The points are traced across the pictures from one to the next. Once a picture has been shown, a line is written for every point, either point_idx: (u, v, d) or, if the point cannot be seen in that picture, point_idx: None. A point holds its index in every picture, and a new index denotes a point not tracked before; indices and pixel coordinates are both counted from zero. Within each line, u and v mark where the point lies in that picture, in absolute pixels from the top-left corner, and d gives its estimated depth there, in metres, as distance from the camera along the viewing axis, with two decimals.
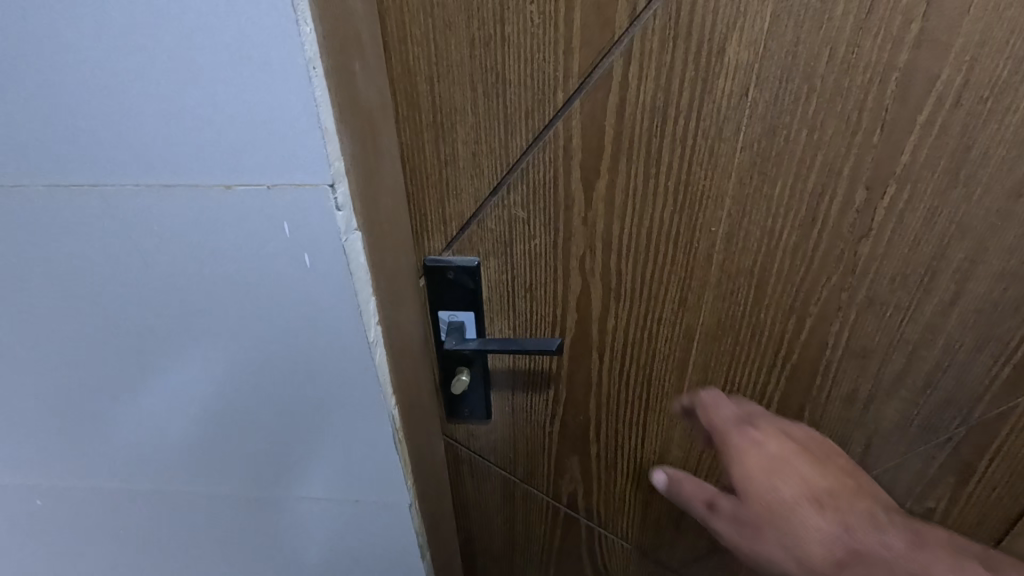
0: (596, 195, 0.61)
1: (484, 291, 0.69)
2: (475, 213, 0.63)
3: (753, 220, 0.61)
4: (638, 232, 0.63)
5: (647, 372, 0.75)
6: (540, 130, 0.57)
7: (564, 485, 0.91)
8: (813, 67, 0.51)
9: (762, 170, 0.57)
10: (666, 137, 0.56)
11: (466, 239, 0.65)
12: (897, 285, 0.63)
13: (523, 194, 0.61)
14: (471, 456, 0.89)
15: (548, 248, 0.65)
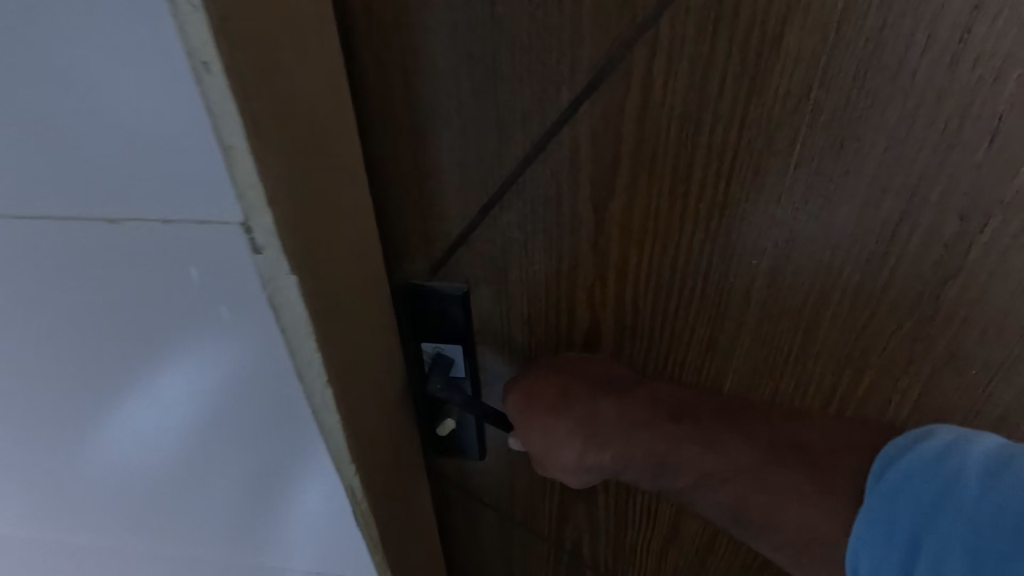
0: (609, 216, 0.49)
1: (474, 323, 0.60)
2: (463, 233, 0.52)
3: (806, 252, 0.49)
4: (659, 263, 0.52)
5: None
6: (542, 137, 0.46)
7: (569, 533, 0.81)
8: (902, 60, 0.38)
9: (822, 193, 0.45)
10: (700, 148, 0.44)
11: (452, 265, 0.55)
12: (988, 337, 0.50)
13: (520, 214, 0.51)
14: (465, 495, 0.80)
15: (550, 275, 0.55)
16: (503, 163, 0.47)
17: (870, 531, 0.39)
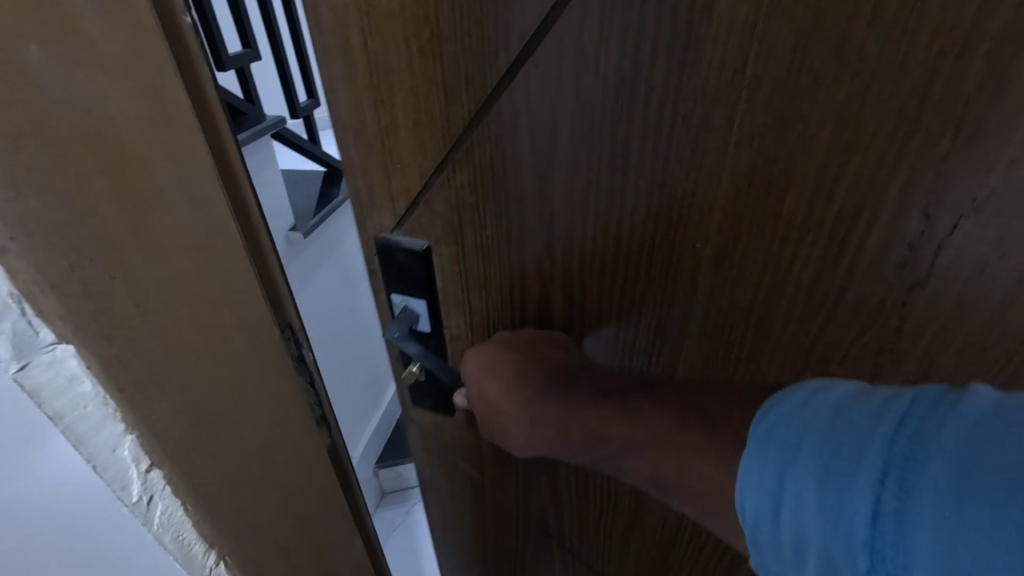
0: (551, 186, 0.49)
1: (435, 283, 0.62)
2: (421, 191, 0.55)
3: (752, 241, 0.46)
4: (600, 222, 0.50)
5: None
6: (485, 101, 0.47)
7: (537, 503, 0.83)
8: (848, 32, 0.35)
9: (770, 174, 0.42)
10: (635, 120, 0.43)
11: (415, 222, 0.58)
12: (967, 362, 0.44)
13: (470, 176, 0.52)
14: (440, 451, 0.84)
15: (501, 242, 0.55)
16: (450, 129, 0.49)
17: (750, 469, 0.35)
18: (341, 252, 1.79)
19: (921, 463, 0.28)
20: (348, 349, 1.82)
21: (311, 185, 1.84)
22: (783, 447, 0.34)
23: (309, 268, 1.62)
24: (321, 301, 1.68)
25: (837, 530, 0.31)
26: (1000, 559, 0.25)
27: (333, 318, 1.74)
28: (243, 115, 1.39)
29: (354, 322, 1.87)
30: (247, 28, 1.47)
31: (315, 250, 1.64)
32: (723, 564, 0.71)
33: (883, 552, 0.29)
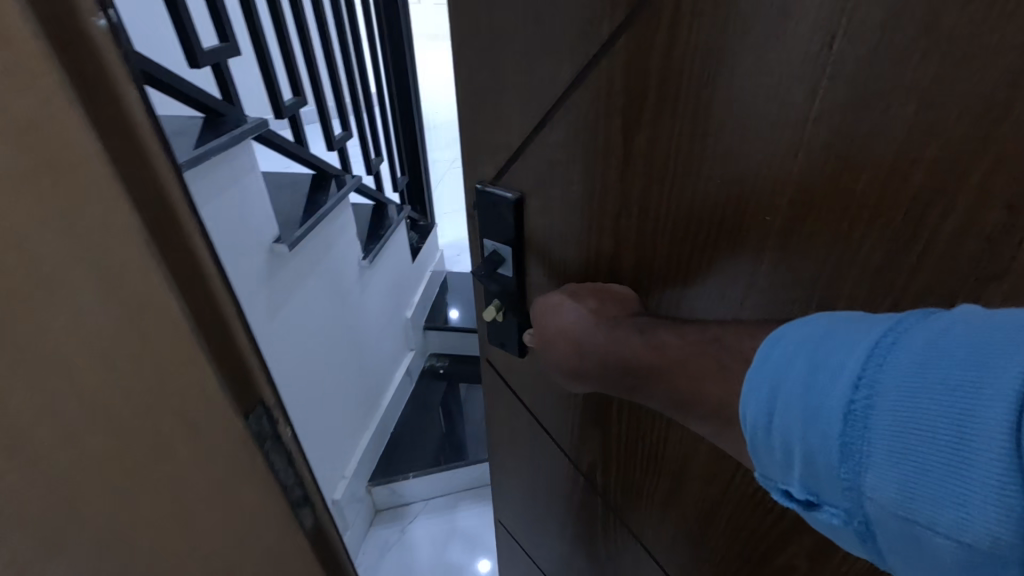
0: (636, 148, 0.53)
1: (524, 233, 0.67)
2: (521, 145, 0.60)
3: (820, 214, 0.46)
4: (670, 176, 0.53)
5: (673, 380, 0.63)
6: (587, 66, 0.51)
7: (587, 456, 0.83)
8: (940, 11, 0.35)
9: (852, 140, 0.42)
10: (720, 92, 0.46)
11: (514, 171, 0.63)
12: None
13: (566, 136, 0.56)
14: (505, 389, 0.87)
15: (584, 199, 0.60)
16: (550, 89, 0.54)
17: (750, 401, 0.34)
18: (326, 272, 1.45)
19: (887, 368, 0.28)
20: (344, 374, 1.58)
21: (302, 189, 1.48)
22: (772, 369, 0.33)
23: (298, 296, 1.33)
24: (304, 338, 1.37)
25: (811, 427, 0.30)
26: (950, 434, 0.25)
27: (319, 343, 1.44)
28: (218, 119, 1.10)
29: (348, 339, 1.59)
30: (226, 25, 1.13)
31: (293, 277, 1.31)
32: (762, 549, 0.67)
33: (849, 442, 0.28)
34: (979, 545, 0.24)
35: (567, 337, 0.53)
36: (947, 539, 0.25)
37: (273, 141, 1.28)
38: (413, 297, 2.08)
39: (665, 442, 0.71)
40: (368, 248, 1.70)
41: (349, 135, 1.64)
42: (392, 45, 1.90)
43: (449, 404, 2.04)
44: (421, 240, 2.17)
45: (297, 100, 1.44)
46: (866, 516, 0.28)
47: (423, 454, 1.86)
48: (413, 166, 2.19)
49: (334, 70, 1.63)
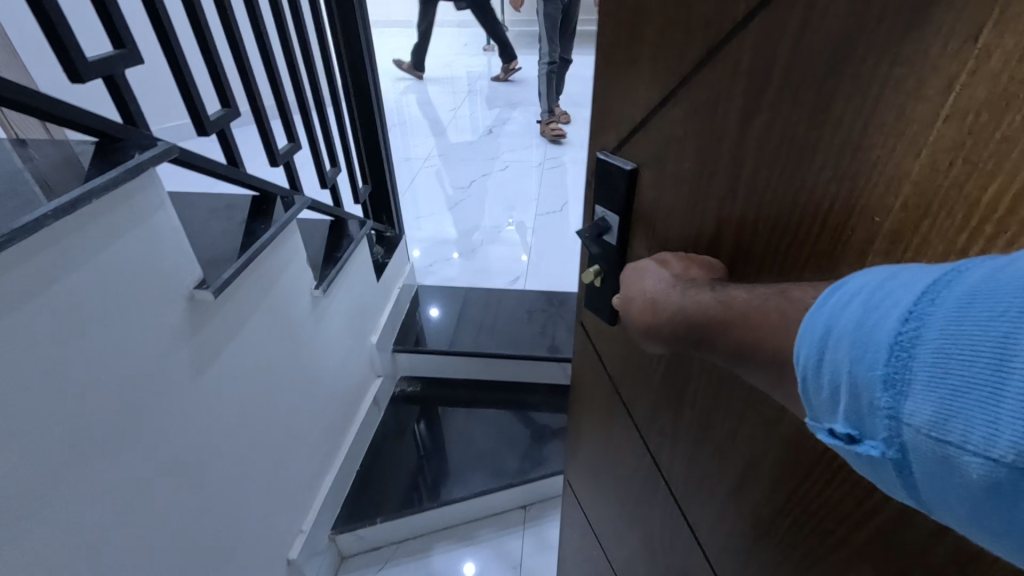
0: (748, 138, 0.40)
1: (632, 207, 0.54)
2: (644, 120, 0.49)
3: (939, 235, 0.30)
4: (771, 153, 0.38)
5: (731, 427, 0.47)
6: (719, 43, 0.39)
7: (653, 441, 0.61)
8: None
9: (1005, 96, 0.25)
10: (849, 77, 0.32)
11: (640, 139, 0.50)
12: None
13: (686, 113, 0.44)
14: (589, 353, 0.71)
15: (688, 187, 0.47)
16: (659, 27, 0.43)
17: (796, 359, 0.26)
18: (263, 307, 0.98)
19: (942, 298, 0.20)
20: (298, 425, 1.14)
21: (235, 215, 1.02)
22: (818, 323, 0.25)
23: (223, 336, 0.87)
24: (204, 411, 0.84)
25: (853, 360, 0.23)
26: (998, 346, 0.19)
27: (235, 416, 0.92)
28: (115, 146, 0.69)
29: (295, 375, 1.11)
30: (119, 25, 0.69)
31: (219, 331, 0.86)
32: None
33: (890, 369, 0.21)
34: (1012, 461, 0.18)
35: (642, 301, 0.39)
36: (978, 459, 0.19)
37: (197, 164, 0.82)
38: (377, 321, 1.54)
39: (741, 437, 0.46)
40: (321, 268, 1.22)
41: (296, 148, 1.16)
42: (343, 25, 1.28)
43: (428, 427, 1.58)
44: (387, 257, 1.59)
45: (225, 113, 0.93)
46: (900, 445, 0.22)
47: (395, 486, 1.43)
48: (377, 174, 1.55)
49: (272, 71, 1.07)
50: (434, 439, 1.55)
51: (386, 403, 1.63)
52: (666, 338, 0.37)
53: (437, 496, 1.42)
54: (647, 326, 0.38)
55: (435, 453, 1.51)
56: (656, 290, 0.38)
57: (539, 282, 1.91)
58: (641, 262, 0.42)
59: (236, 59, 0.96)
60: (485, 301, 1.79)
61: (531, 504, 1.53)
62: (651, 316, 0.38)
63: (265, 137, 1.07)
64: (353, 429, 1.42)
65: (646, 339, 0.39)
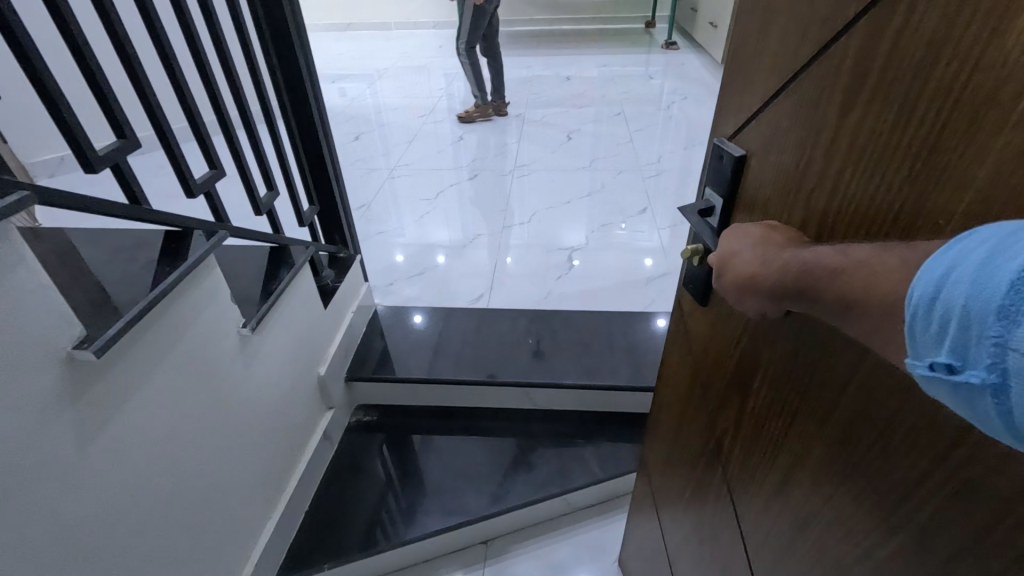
0: (841, 146, 0.36)
1: (740, 182, 0.49)
2: (758, 111, 0.45)
3: None
4: (860, 146, 0.34)
5: (795, 407, 0.45)
6: (833, 38, 0.36)
7: (721, 425, 0.59)
8: None
9: None
10: (953, 84, 0.28)
11: (754, 125, 0.46)
12: None
13: (789, 110, 0.41)
14: (679, 335, 0.68)
15: (779, 191, 0.43)
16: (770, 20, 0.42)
17: (912, 298, 0.27)
18: (188, 342, 0.77)
19: None
20: (247, 477, 0.92)
21: (140, 255, 0.79)
22: (939, 267, 0.26)
23: (127, 390, 0.67)
24: (112, 484, 0.65)
25: (970, 295, 0.24)
26: None
27: (159, 468, 0.72)
28: None
29: (242, 416, 0.91)
30: None
31: (119, 388, 0.65)
32: None
33: (1008, 301, 0.23)
34: None
35: (746, 263, 0.40)
36: None
37: (75, 204, 0.61)
38: (326, 350, 1.22)
39: (805, 416, 0.44)
40: (254, 301, 0.97)
41: (218, 176, 0.91)
42: (269, 18, 1.02)
43: (396, 448, 1.28)
44: (339, 282, 1.29)
45: (122, 146, 0.73)
46: (1002, 370, 0.23)
47: (355, 515, 1.14)
48: (323, 194, 1.28)
49: (175, 74, 0.83)
50: (404, 459, 1.26)
51: (340, 434, 1.30)
52: (761, 295, 0.39)
53: (399, 532, 1.11)
54: (736, 295, 0.42)
55: (406, 476, 1.22)
56: (746, 256, 0.40)
57: (501, 300, 1.65)
58: (740, 229, 0.43)
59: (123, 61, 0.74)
60: (463, 317, 1.46)
61: (495, 538, 1.19)
62: (741, 284, 0.41)
63: (176, 166, 0.83)
64: (299, 471, 1.10)
65: (738, 303, 0.42)
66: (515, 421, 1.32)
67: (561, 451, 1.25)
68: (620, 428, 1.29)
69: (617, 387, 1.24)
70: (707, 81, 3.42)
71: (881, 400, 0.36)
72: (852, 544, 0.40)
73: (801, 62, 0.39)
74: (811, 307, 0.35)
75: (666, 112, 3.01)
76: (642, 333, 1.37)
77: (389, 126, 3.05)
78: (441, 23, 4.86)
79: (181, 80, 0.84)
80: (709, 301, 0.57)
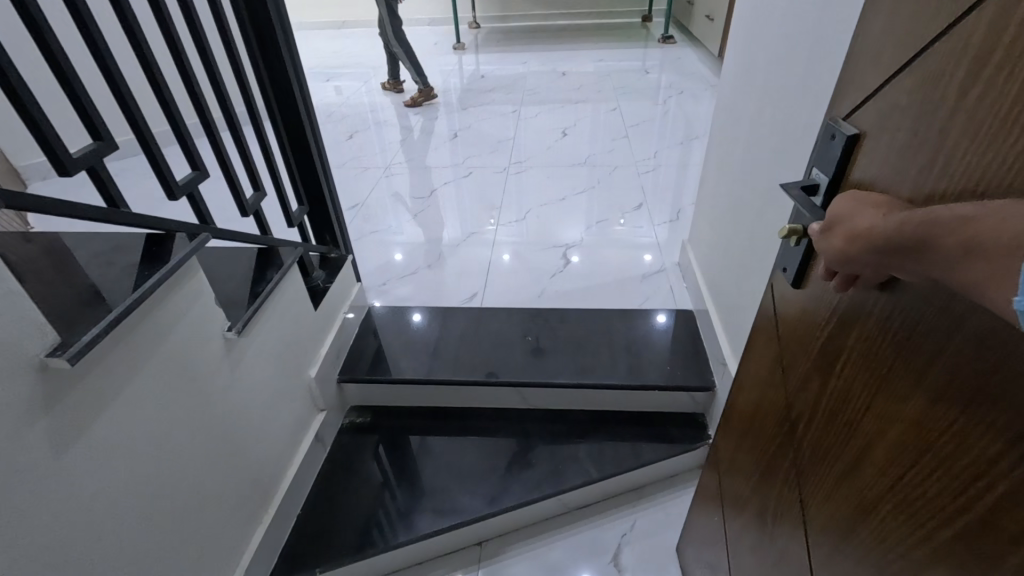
0: (988, 116, 0.31)
1: (852, 154, 0.43)
2: (880, 85, 0.40)
3: None
4: (993, 117, 0.30)
5: (877, 388, 0.41)
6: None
7: (798, 408, 0.54)
8: None
9: None
10: None
11: (874, 102, 0.41)
12: None
13: (923, 79, 0.36)
14: (765, 319, 0.63)
15: (895, 170, 0.38)
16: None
17: None
18: (176, 338, 0.73)
19: None
20: (238, 482, 0.88)
21: (120, 256, 0.73)
22: None
23: (102, 400, 0.62)
24: (88, 500, 0.60)
25: None
26: None
27: (149, 472, 0.69)
28: None
29: (231, 421, 0.85)
30: None
31: (94, 399, 0.61)
32: None
33: None
34: None
35: (852, 234, 0.36)
36: None
37: (42, 208, 0.56)
38: (316, 353, 1.15)
39: (882, 395, 0.40)
40: (240, 303, 0.89)
41: (202, 176, 0.81)
42: (249, 6, 0.95)
43: (393, 447, 1.22)
44: (330, 282, 1.21)
45: (96, 146, 0.63)
46: None
47: (348, 517, 1.10)
48: (313, 192, 1.20)
49: (149, 62, 0.72)
50: (404, 456, 1.20)
51: (333, 435, 1.24)
52: (876, 253, 0.35)
53: (392, 536, 1.06)
54: (842, 250, 0.37)
55: (403, 475, 1.16)
56: (859, 219, 0.36)
57: (495, 300, 1.60)
58: (860, 192, 0.39)
59: (87, 43, 0.63)
60: (460, 317, 1.42)
61: (490, 539, 1.15)
62: (852, 243, 0.37)
63: (154, 163, 0.73)
64: (291, 473, 1.05)
65: (847, 261, 0.38)
66: (510, 422, 1.26)
67: (557, 449, 1.19)
68: (618, 428, 1.22)
69: (614, 386, 1.19)
70: (705, 76, 3.39)
71: (966, 378, 0.32)
72: (913, 527, 0.37)
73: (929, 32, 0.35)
74: (924, 266, 0.31)
75: (662, 106, 2.98)
76: (641, 329, 1.35)
77: (382, 124, 3.00)
78: (436, 19, 4.81)
79: (156, 73, 0.73)
80: (803, 283, 0.52)
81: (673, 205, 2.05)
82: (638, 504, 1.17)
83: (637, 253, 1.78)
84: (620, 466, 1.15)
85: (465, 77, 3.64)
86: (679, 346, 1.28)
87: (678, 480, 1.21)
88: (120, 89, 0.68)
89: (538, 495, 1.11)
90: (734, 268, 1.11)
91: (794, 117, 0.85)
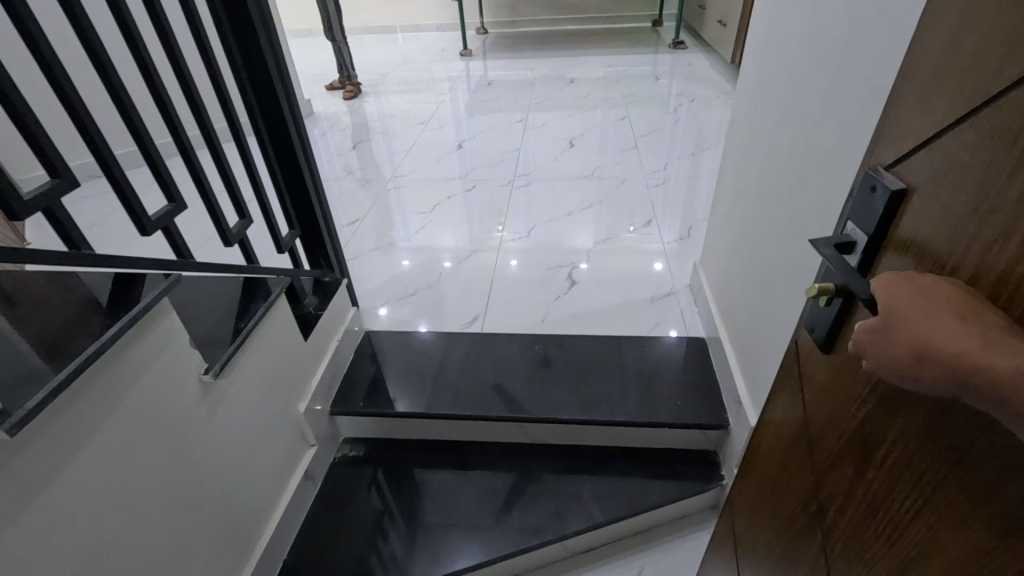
0: None
1: (898, 211, 0.36)
2: (934, 136, 0.33)
3: None
4: None
5: (926, 496, 0.34)
6: None
7: (828, 489, 0.48)
8: None
9: None
10: None
11: (925, 155, 0.34)
12: None
13: (992, 137, 0.29)
14: (788, 382, 0.56)
15: (953, 241, 0.31)
16: (975, 7, 0.30)
17: None
18: (146, 385, 0.68)
19: None
20: (216, 531, 0.82)
21: (85, 297, 0.68)
22: None
23: (56, 459, 0.57)
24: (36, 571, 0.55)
25: None
26: None
27: (112, 533, 0.64)
28: None
29: (208, 467, 0.80)
30: None
31: (43, 462, 0.55)
32: None
33: None
34: None
35: (913, 348, 0.29)
36: None
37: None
38: (307, 384, 1.10)
39: (936, 504, 0.34)
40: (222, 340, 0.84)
41: (178, 208, 0.76)
42: (234, 27, 0.91)
43: (388, 483, 1.16)
44: (322, 310, 1.16)
45: (53, 183, 0.58)
46: None
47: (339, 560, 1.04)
48: (304, 215, 1.15)
49: (116, 87, 0.68)
50: (401, 492, 1.14)
51: (325, 470, 1.19)
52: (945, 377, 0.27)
53: None
54: (899, 364, 0.30)
55: (398, 515, 1.10)
56: (928, 332, 0.28)
57: (498, 321, 1.54)
58: (914, 277, 0.31)
59: (41, 70, 0.58)
60: (462, 340, 1.36)
61: None
62: (915, 360, 0.29)
63: (122, 196, 0.68)
64: (275, 518, 0.99)
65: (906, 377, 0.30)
66: (510, 456, 1.20)
67: (559, 487, 1.13)
68: (625, 466, 1.15)
69: (621, 421, 1.12)
70: (718, 83, 3.31)
71: None
72: None
73: (1001, 77, 0.28)
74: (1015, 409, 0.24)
75: (674, 115, 2.91)
76: (651, 357, 1.28)
77: (389, 133, 2.97)
78: (446, 25, 4.80)
79: (125, 100, 0.70)
80: (835, 349, 0.45)
81: (686, 220, 1.98)
82: (647, 549, 1.10)
83: (648, 272, 1.71)
84: (625, 508, 1.08)
85: (473, 84, 3.60)
86: (691, 376, 1.21)
87: (688, 523, 1.13)
88: (83, 119, 0.64)
89: (540, 539, 1.04)
90: (749, 296, 1.04)
91: (818, 141, 0.78)
